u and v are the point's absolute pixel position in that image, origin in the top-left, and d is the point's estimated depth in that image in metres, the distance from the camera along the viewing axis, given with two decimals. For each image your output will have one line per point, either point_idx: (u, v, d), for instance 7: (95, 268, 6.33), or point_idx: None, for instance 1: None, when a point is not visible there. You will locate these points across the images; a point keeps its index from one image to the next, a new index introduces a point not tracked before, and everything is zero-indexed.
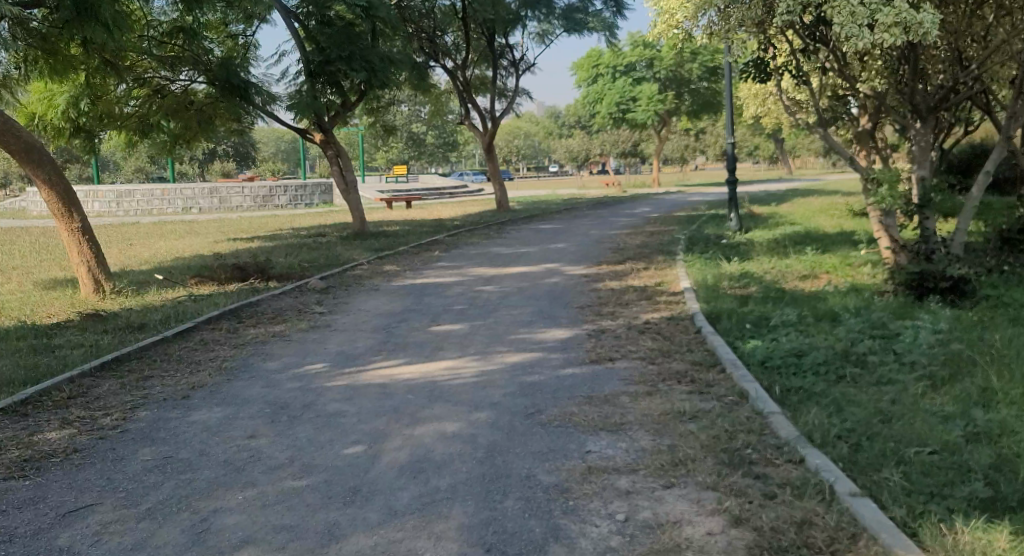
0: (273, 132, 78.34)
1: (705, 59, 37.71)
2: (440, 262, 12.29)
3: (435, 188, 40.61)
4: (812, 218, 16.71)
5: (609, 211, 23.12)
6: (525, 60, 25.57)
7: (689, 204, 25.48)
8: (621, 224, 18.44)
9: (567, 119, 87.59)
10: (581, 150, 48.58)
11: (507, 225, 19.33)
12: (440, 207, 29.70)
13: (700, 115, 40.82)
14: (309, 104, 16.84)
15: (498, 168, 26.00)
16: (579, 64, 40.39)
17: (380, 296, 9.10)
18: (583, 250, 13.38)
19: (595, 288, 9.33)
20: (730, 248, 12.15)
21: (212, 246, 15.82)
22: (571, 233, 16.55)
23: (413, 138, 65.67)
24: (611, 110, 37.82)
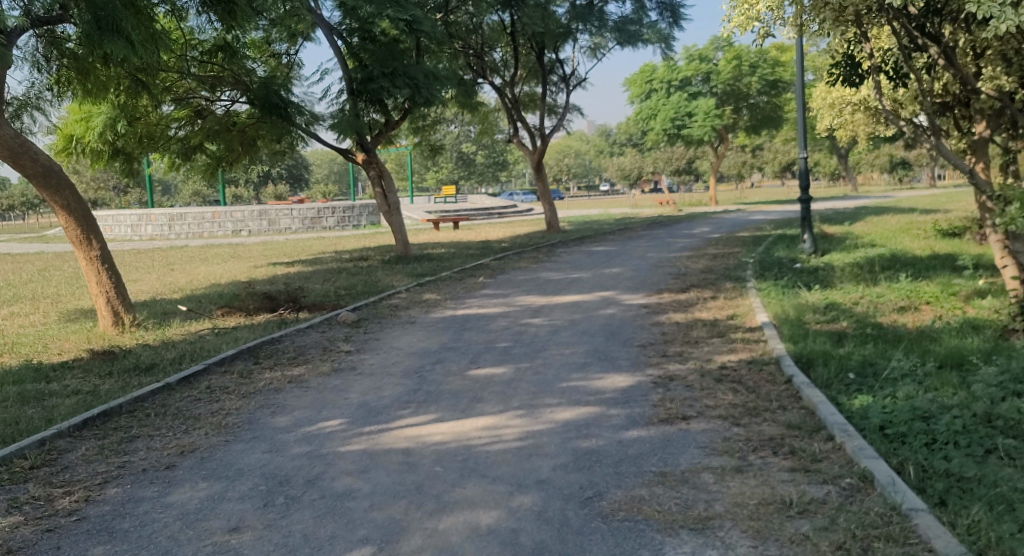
0: (327, 155, 78.91)
1: (763, 72, 36.30)
2: (485, 289, 11.33)
3: (484, 208, 39.85)
4: (891, 239, 15.33)
5: (666, 231, 21.94)
6: (577, 76, 24.68)
7: (751, 223, 24.13)
8: (680, 246, 17.27)
9: (619, 137, 86.44)
10: (634, 168, 47.40)
11: (558, 247, 18.33)
12: (490, 228, 28.85)
13: (758, 130, 39.35)
14: (352, 124, 16.20)
15: (549, 187, 25.04)
16: (632, 80, 39.35)
17: (415, 332, 8.16)
18: (640, 276, 12.28)
19: (658, 322, 8.25)
20: (808, 274, 10.92)
21: (250, 272, 15.14)
22: (627, 256, 15.46)
23: (464, 158, 65.25)
24: (666, 126, 36.64)
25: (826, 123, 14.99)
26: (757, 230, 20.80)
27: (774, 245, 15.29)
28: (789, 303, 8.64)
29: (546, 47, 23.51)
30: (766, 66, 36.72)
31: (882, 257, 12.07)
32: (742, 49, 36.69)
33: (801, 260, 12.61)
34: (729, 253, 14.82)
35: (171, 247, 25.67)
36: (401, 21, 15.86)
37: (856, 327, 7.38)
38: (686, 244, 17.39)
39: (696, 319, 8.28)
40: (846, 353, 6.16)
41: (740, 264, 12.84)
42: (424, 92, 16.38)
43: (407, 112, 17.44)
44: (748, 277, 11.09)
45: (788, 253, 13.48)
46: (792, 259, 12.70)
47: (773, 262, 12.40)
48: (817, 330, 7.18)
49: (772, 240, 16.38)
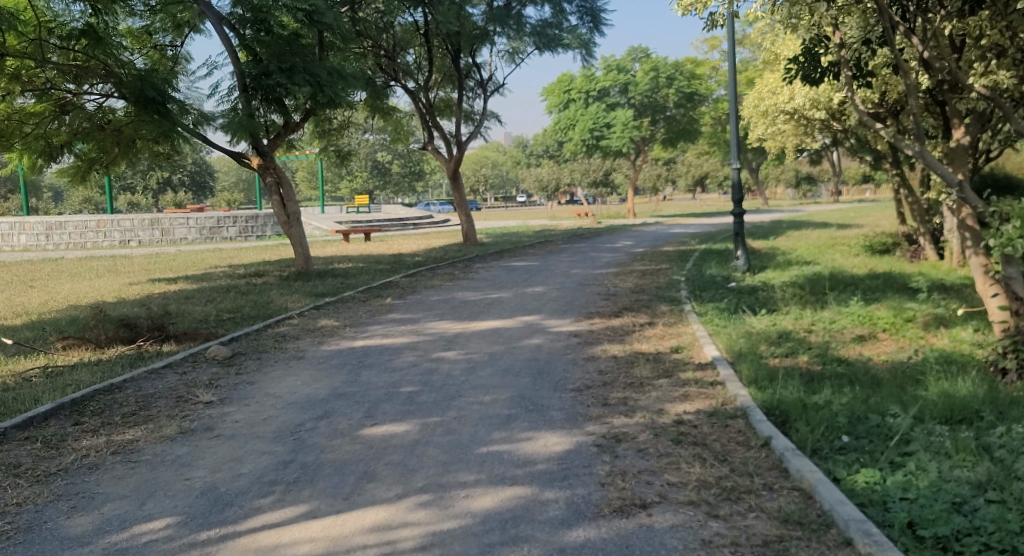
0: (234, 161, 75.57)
1: (681, 84, 35.93)
2: (391, 313, 9.92)
3: (398, 219, 38.19)
4: (825, 255, 14.63)
5: (588, 245, 20.90)
6: (495, 82, 23.48)
7: (675, 236, 23.33)
8: (604, 261, 16.21)
9: (536, 148, 85.94)
10: (552, 180, 46.54)
11: (475, 262, 17.04)
12: (402, 240, 27.31)
13: (676, 143, 39.03)
14: (244, 124, 14.54)
15: (465, 197, 23.75)
16: (549, 89, 38.43)
17: (302, 372, 6.72)
18: (566, 296, 11.09)
19: (592, 356, 7.05)
20: (750, 296, 9.94)
21: (121, 292, 13.29)
22: (548, 274, 14.28)
23: (378, 166, 63.28)
24: (585, 137, 35.85)
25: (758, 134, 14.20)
26: (682, 244, 19.98)
27: (705, 261, 14.36)
28: (739, 332, 7.58)
29: (462, 50, 22.26)
30: (683, 78, 36.39)
31: (823, 275, 11.24)
32: (659, 60, 36.26)
33: (737, 278, 11.68)
34: (658, 270, 13.81)
35: (44, 259, 23.18)
36: (299, 10, 14.46)
37: (822, 364, 6.32)
38: (610, 260, 16.35)
39: (636, 352, 7.11)
40: (826, 402, 5.01)
41: (674, 283, 11.81)
42: (327, 91, 14.87)
43: (309, 114, 15.88)
44: (685, 299, 10.03)
45: (722, 270, 12.55)
46: (728, 277, 11.75)
47: (709, 280, 11.41)
48: (780, 368, 6.06)
49: (701, 256, 15.50)
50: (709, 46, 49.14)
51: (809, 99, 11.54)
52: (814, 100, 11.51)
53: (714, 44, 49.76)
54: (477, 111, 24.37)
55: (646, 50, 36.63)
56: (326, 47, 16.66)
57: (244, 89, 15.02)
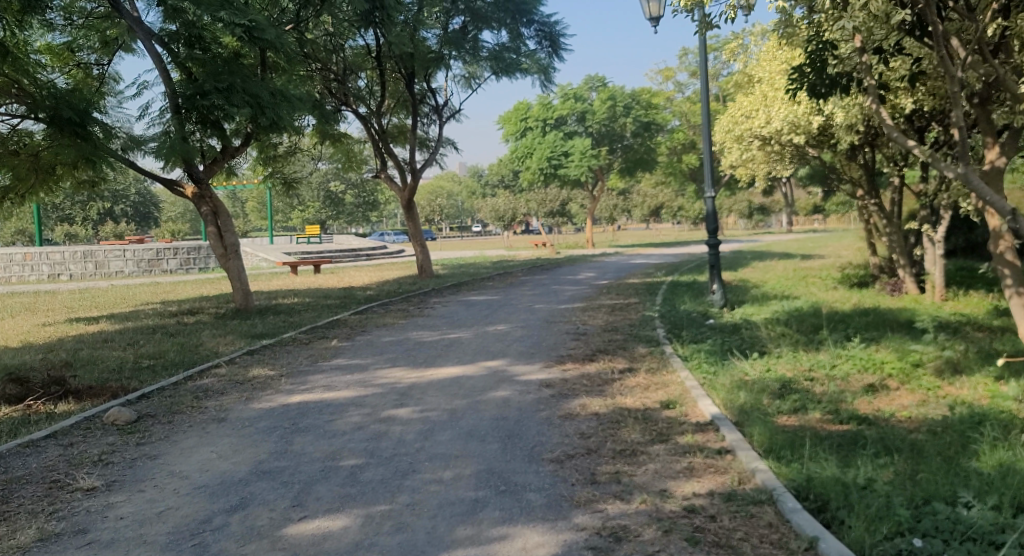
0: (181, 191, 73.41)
1: (638, 112, 35.50)
2: (336, 358, 8.75)
3: (349, 250, 36.85)
4: (802, 288, 13.85)
5: (549, 278, 19.94)
6: (452, 108, 22.52)
7: (638, 267, 22.52)
8: (569, 295, 15.26)
9: (492, 178, 85.33)
10: (508, 209, 45.69)
11: (431, 296, 15.93)
12: (354, 272, 26.06)
13: (634, 172, 38.55)
14: (176, 148, 13.29)
15: (420, 227, 22.68)
16: (505, 117, 37.67)
17: (223, 439, 5.54)
18: (532, 336, 10.06)
19: (570, 414, 6.01)
20: (736, 335, 9.02)
21: (30, 337, 11.95)
22: (510, 310, 13.22)
23: (330, 196, 61.88)
24: (542, 165, 35.11)
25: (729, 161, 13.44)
26: (647, 276, 19.13)
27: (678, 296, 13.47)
28: (735, 381, 6.63)
29: (415, 74, 21.28)
30: (639, 107, 36.00)
31: (808, 310, 10.41)
32: (616, 88, 35.83)
33: (716, 316, 10.78)
34: (629, 306, 12.85)
35: None
36: (237, 25, 13.32)
37: (840, 422, 5.38)
38: (575, 295, 15.33)
39: (622, 408, 6.08)
40: (870, 480, 4.02)
41: (649, 321, 10.86)
42: (268, 113, 13.70)
43: (250, 138, 14.69)
44: (665, 340, 9.06)
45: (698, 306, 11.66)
46: (707, 315, 10.84)
47: (687, 318, 10.49)
48: (796, 429, 5.09)
49: (672, 291, 14.63)
50: (663, 76, 49.11)
51: (787, 123, 10.54)
52: (793, 124, 10.52)
53: (669, 75, 49.76)
54: (432, 137, 23.42)
55: (602, 78, 36.20)
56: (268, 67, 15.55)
57: (177, 111, 13.80)
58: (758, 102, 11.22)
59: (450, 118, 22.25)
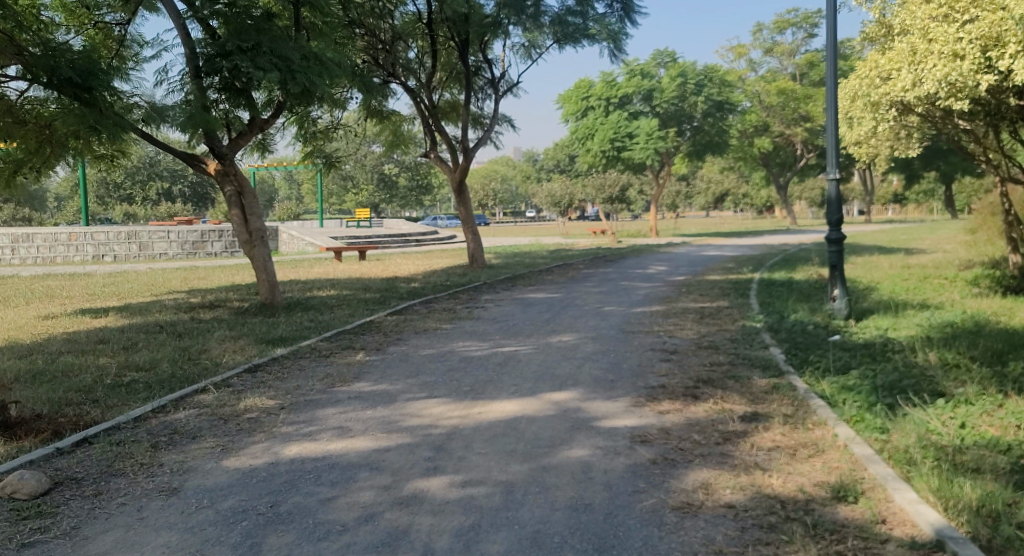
0: None
1: (710, 91, 33.09)
2: (359, 380, 6.81)
3: (399, 236, 35.13)
4: (932, 295, 11.48)
5: (616, 272, 17.81)
6: (509, 81, 20.38)
7: (715, 261, 20.23)
8: (643, 295, 13.13)
9: (549, 161, 83.26)
10: (565, 195, 43.49)
11: (483, 292, 13.95)
12: (401, 259, 24.27)
13: (703, 156, 36.02)
14: (196, 117, 11.37)
15: (472, 212, 20.72)
16: (566, 96, 35.32)
17: (160, 538, 3.64)
18: (610, 354, 7.99)
19: (689, 504, 3.95)
20: (884, 363, 6.84)
21: (22, 334, 10.27)
22: (575, 314, 11.15)
23: (384, 179, 60.55)
24: (605, 147, 32.83)
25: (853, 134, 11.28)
26: (729, 272, 16.83)
27: (784, 301, 11.24)
28: (933, 453, 4.50)
29: (470, 40, 19.21)
30: (712, 86, 33.49)
31: (963, 329, 8.12)
32: (687, 65, 33.39)
33: (843, 332, 8.56)
34: (721, 313, 10.66)
35: None
36: None
37: None
38: (650, 294, 13.13)
39: (768, 496, 4.01)
40: None
41: (755, 336, 8.67)
42: (298, 78, 11.67)
43: (282, 109, 12.77)
44: (790, 366, 6.92)
45: (813, 316, 9.44)
46: (829, 331, 8.63)
47: (808, 334, 8.30)
48: None
49: (771, 294, 12.39)
50: (734, 54, 46.32)
51: (942, 84, 8.63)
52: (950, 85, 8.59)
53: (740, 52, 46.93)
54: (487, 114, 21.24)
55: (672, 54, 33.76)
56: (305, 28, 13.63)
57: (197, 75, 11.89)
58: (902, 59, 9.18)
59: (507, 91, 20.13)
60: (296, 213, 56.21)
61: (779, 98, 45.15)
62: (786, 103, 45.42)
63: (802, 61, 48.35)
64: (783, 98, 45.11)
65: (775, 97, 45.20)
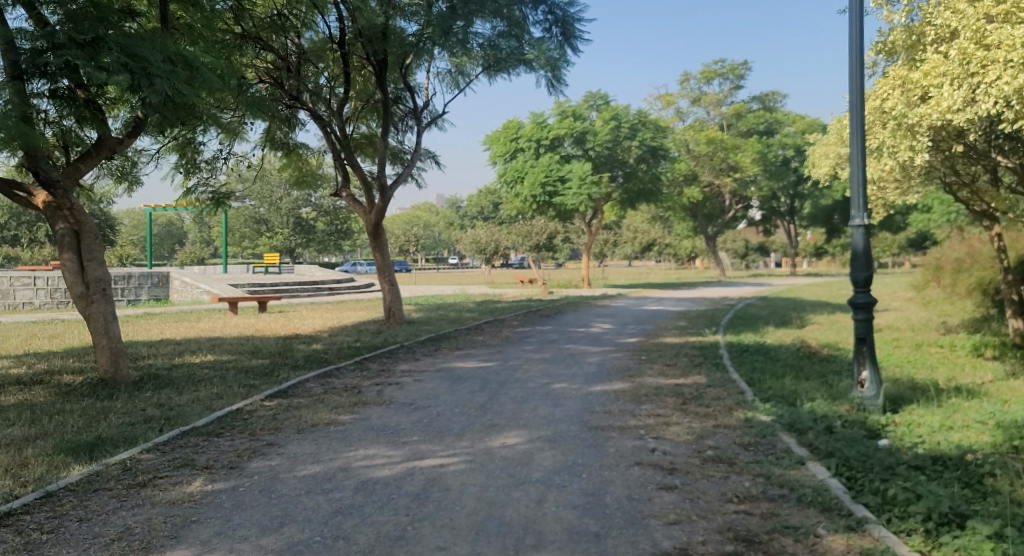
0: (144, 215, 68.33)
1: (644, 136, 31.93)
2: (177, 544, 4.05)
3: (311, 285, 32.01)
4: (950, 373, 9.43)
5: (555, 331, 15.43)
6: (435, 112, 17.93)
7: (663, 319, 18.11)
8: (595, 365, 10.70)
9: (474, 209, 81.44)
10: (491, 242, 41.14)
11: (398, 359, 11.27)
12: (307, 312, 21.32)
13: (635, 204, 34.43)
14: (19, 130, 8.19)
15: (390, 260, 18.05)
16: (493, 137, 33.08)
17: None
18: (579, 474, 5.46)
19: None
20: (1003, 502, 4.59)
21: None
22: (517, 397, 8.58)
23: (301, 223, 57.26)
24: (535, 192, 30.57)
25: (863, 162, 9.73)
26: (686, 334, 14.64)
27: (781, 380, 8.96)
28: None
29: (389, 61, 16.66)
30: (645, 130, 32.20)
31: None
32: (620, 108, 32.00)
33: (892, 436, 6.29)
34: (706, 397, 8.27)
35: None
36: None
37: None
38: (607, 365, 10.70)
39: None
40: None
41: (775, 440, 6.31)
42: (158, 84, 8.79)
43: (141, 128, 9.81)
44: (866, 508, 4.55)
45: (835, 407, 7.16)
46: (872, 434, 6.33)
47: (852, 443, 5.98)
48: None
49: (755, 367, 10.12)
50: (663, 101, 45.37)
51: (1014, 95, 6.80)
52: None
53: (669, 100, 46.01)
54: (409, 148, 18.68)
55: (604, 96, 32.20)
56: (178, 28, 10.77)
57: (20, 78, 8.79)
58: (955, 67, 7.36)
59: (431, 122, 17.67)
60: (199, 257, 52.02)
61: (709, 147, 44.24)
62: (715, 153, 44.65)
63: (729, 111, 47.64)
64: (712, 148, 44.28)
65: (705, 146, 44.24)
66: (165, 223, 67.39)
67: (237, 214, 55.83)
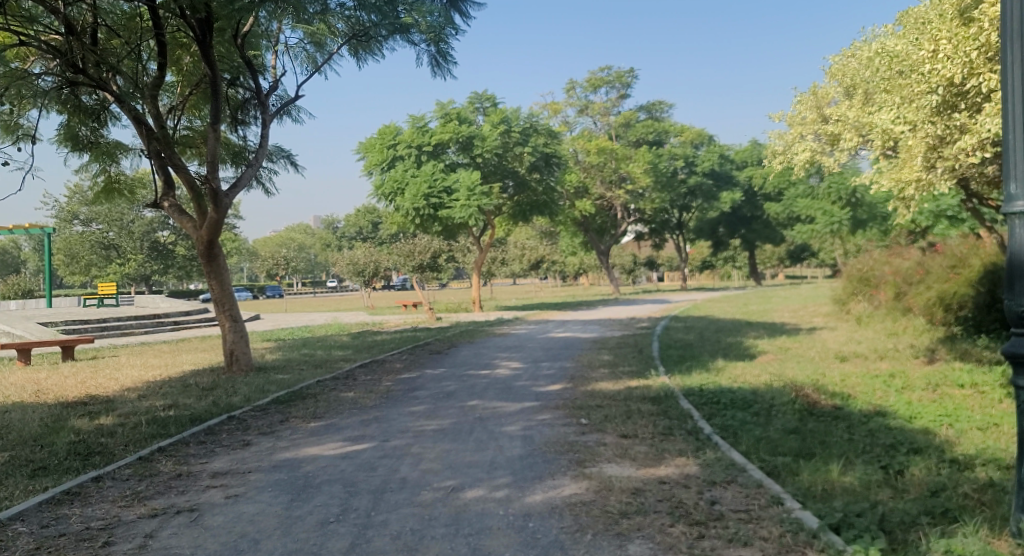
0: None
1: (536, 141, 28.98)
2: None
3: (154, 321, 27.11)
4: None
5: (451, 377, 11.83)
6: (285, 97, 14.01)
7: (581, 353, 14.84)
8: (519, 446, 7.17)
9: (352, 228, 77.12)
10: (369, 262, 37.06)
11: (216, 448, 7.37)
12: (128, 360, 16.77)
13: (526, 218, 31.26)
14: None
15: (230, 290, 13.93)
16: (368, 144, 29.17)
17: None
18: None
19: None
20: None
21: None
22: (402, 531, 4.93)
23: (157, 247, 51.24)
24: (418, 205, 26.73)
25: (957, 93, 9.02)
26: (622, 376, 11.31)
27: (824, 471, 5.65)
28: None
29: (216, 22, 12.55)
30: (537, 135, 29.24)
31: None
32: (508, 110, 28.88)
33: None
34: (726, 517, 4.86)
35: None
36: None
37: None
38: (537, 447, 7.15)
39: None
40: None
41: None
42: None
43: None
44: None
45: None
46: None
47: None
48: None
49: (757, 437, 6.83)
50: (550, 110, 42.47)
51: None
52: None
53: (556, 108, 43.21)
54: (254, 144, 14.68)
55: (490, 98, 29.01)
56: None
57: None
58: None
59: (280, 109, 13.71)
60: (30, 288, 45.15)
61: (599, 157, 41.49)
62: (605, 163, 42.13)
63: (617, 121, 44.94)
64: (603, 157, 41.66)
65: (595, 156, 41.51)
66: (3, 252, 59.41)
67: (81, 240, 49.20)
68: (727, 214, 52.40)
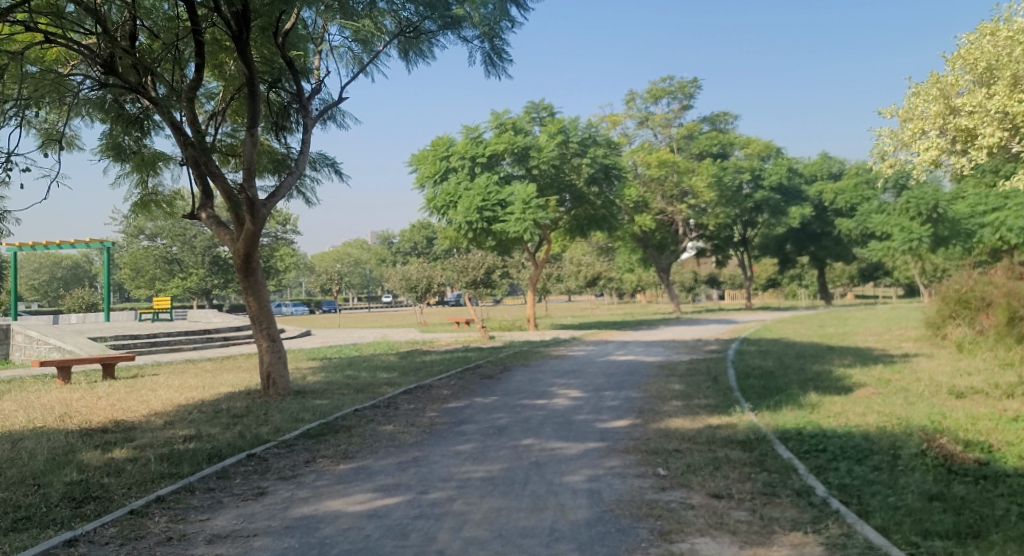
0: (46, 257, 60.99)
1: (596, 152, 27.64)
2: None
3: (203, 337, 26.50)
4: None
5: (504, 408, 10.53)
6: (328, 100, 13.02)
7: (647, 380, 13.38)
8: (585, 507, 5.83)
9: (408, 242, 76.84)
10: (422, 278, 36.12)
11: (225, 498, 6.21)
12: (164, 380, 15.89)
13: (584, 233, 29.87)
14: None
15: (268, 307, 12.91)
16: (420, 157, 28.27)
17: None
18: None
19: None
20: None
21: None
22: None
23: (217, 261, 51.34)
24: (471, 219, 25.61)
25: None
26: (700, 411, 9.84)
27: None
28: None
29: (255, 17, 11.57)
30: (597, 146, 27.92)
31: None
32: (566, 120, 27.63)
33: None
34: None
35: None
36: None
37: None
38: (607, 508, 5.79)
39: None
40: None
41: None
42: None
43: None
44: None
45: None
46: None
47: None
48: None
49: (893, 506, 5.39)
50: (609, 121, 41.10)
51: None
52: None
53: (615, 120, 41.82)
54: (296, 151, 13.71)
55: (548, 107, 27.84)
56: None
57: None
58: None
59: (322, 113, 12.70)
60: (92, 301, 45.44)
61: (661, 170, 39.88)
62: (666, 177, 40.51)
63: (679, 132, 43.33)
64: (665, 170, 40.03)
65: (657, 169, 39.90)
66: (72, 266, 60.41)
67: (145, 254, 49.47)
68: (794, 231, 50.14)
